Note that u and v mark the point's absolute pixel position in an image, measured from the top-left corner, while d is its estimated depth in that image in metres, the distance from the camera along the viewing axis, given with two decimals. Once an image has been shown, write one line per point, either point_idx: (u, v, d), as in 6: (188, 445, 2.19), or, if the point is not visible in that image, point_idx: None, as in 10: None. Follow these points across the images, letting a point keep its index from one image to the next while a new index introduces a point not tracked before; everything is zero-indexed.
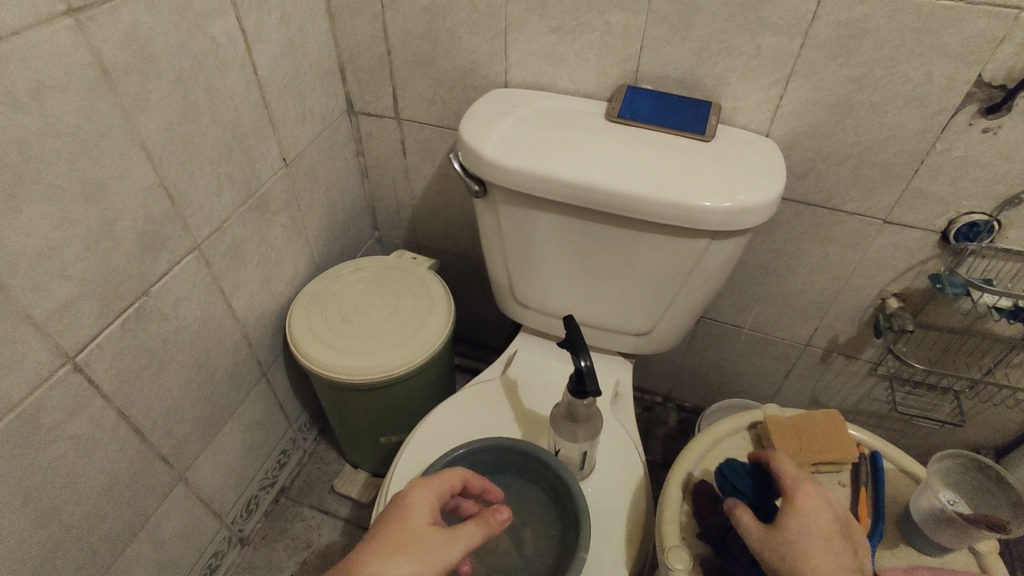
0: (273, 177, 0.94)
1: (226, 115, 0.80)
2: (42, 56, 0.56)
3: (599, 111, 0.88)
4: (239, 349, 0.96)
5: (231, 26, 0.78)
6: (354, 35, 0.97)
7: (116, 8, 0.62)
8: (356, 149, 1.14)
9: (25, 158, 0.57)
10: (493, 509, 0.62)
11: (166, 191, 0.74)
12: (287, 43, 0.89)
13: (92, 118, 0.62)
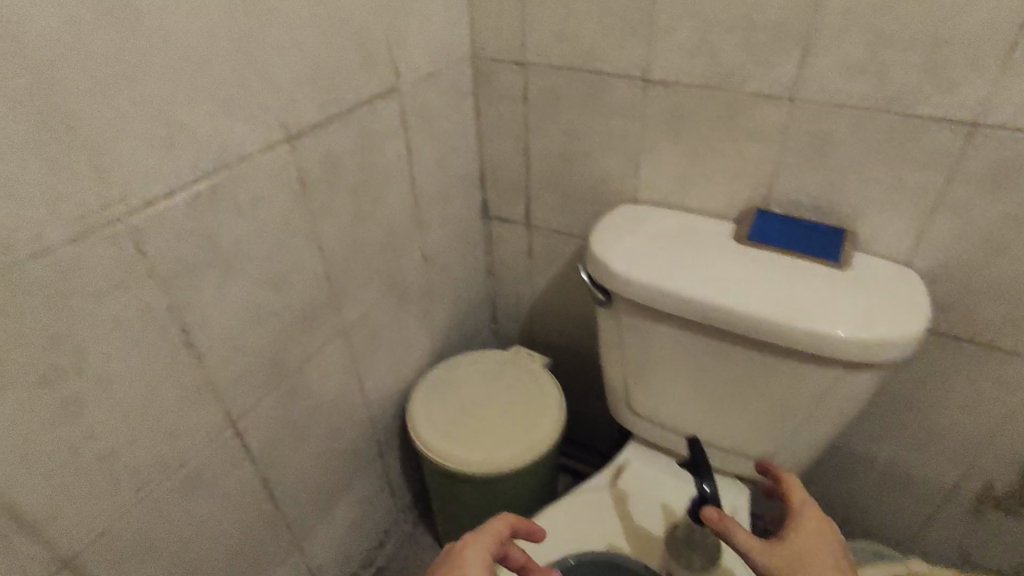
0: (414, 271, 1.03)
1: (387, 218, 0.92)
2: (263, 174, 0.69)
3: (727, 231, 0.90)
4: (363, 427, 1.03)
5: (401, 146, 0.90)
6: (498, 150, 1.08)
7: (321, 135, 0.75)
8: (485, 247, 1.23)
9: (235, 253, 0.68)
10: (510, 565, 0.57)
11: (331, 282, 0.84)
12: (442, 157, 1.01)
13: (288, 221, 0.74)
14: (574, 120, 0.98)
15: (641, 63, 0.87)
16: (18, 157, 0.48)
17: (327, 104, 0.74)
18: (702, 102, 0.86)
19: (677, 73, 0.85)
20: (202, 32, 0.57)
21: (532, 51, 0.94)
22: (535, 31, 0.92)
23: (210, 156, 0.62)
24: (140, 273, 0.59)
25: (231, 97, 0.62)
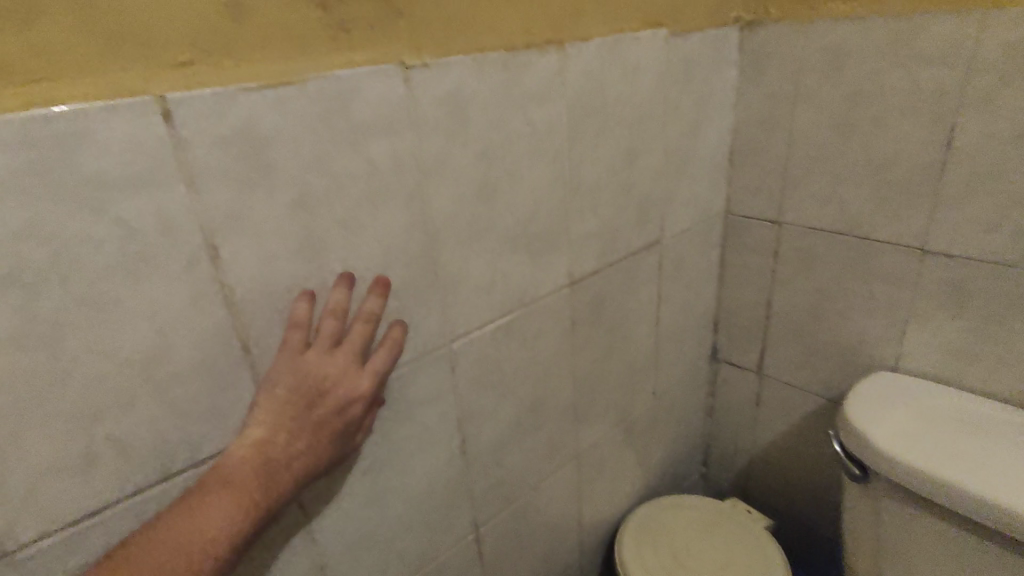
0: (645, 408, 1.02)
1: (633, 356, 0.95)
2: (542, 311, 0.77)
3: (950, 399, 0.83)
4: (574, 553, 1.01)
5: (653, 290, 0.93)
6: (738, 298, 1.07)
7: (596, 280, 0.83)
8: (708, 390, 1.18)
9: (506, 380, 0.76)
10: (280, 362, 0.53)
11: (576, 410, 0.89)
12: (686, 299, 1.02)
13: (553, 354, 0.81)
14: (728, 255, 1.05)
15: (774, 207, 0.95)
16: (397, 302, 0.61)
17: (610, 252, 0.83)
18: (832, 245, 0.91)
19: (811, 216, 0.92)
20: (535, 202, 0.70)
21: (726, 200, 1.01)
22: (741, 182, 0.98)
23: (515, 298, 0.73)
24: (450, 389, 0.70)
25: (538, 247, 0.73)
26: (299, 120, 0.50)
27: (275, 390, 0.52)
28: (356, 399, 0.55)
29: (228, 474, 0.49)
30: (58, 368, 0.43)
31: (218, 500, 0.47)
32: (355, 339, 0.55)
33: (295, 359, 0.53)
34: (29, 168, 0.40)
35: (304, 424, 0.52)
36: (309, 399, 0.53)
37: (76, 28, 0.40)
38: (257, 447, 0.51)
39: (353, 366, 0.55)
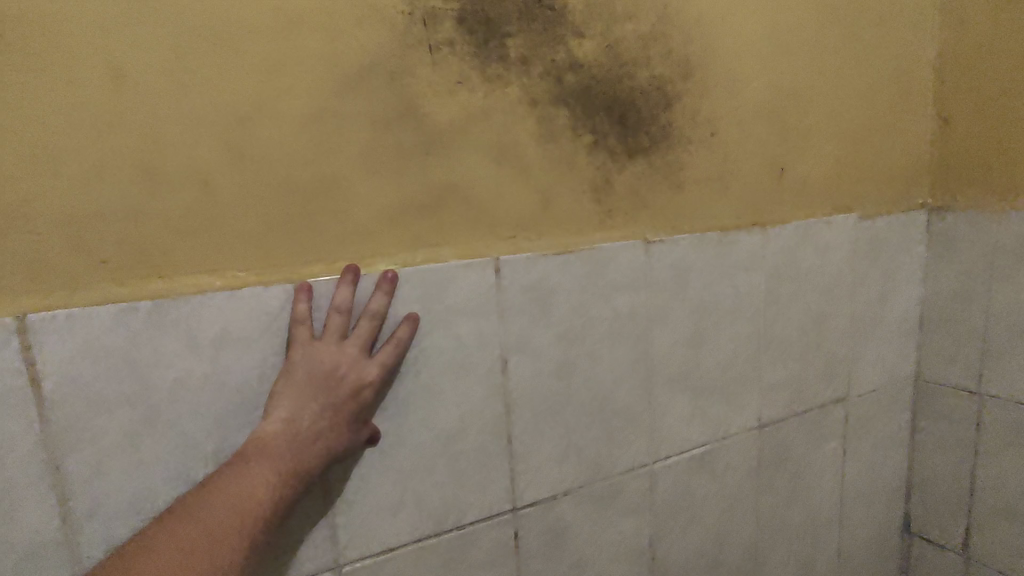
0: (827, 567, 1.00)
1: (815, 508, 0.96)
2: (733, 446, 0.85)
3: None
4: None
5: (839, 444, 0.96)
6: (934, 467, 1.04)
7: (784, 426, 0.90)
8: (900, 564, 1.11)
9: (696, 506, 0.84)
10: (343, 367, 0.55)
11: (757, 553, 0.91)
12: (874, 459, 1.02)
13: (740, 491, 0.87)
14: (920, 421, 1.05)
15: (973, 377, 0.96)
16: (617, 420, 0.75)
17: (798, 402, 0.90)
18: None
19: (1016, 390, 0.92)
20: (734, 350, 0.83)
21: (916, 365, 1.04)
22: (933, 350, 1.01)
23: (709, 431, 0.83)
24: (648, 505, 0.79)
25: (733, 389, 0.84)
26: (572, 277, 0.69)
27: (293, 377, 0.54)
28: (366, 385, 0.56)
29: (263, 446, 0.52)
30: (402, 434, 0.62)
31: (256, 468, 0.51)
32: (363, 331, 0.57)
33: (306, 349, 0.55)
34: (419, 300, 0.61)
35: (328, 410, 0.55)
36: (345, 392, 0.55)
37: (460, 215, 0.63)
38: (286, 425, 0.53)
39: (363, 357, 0.56)
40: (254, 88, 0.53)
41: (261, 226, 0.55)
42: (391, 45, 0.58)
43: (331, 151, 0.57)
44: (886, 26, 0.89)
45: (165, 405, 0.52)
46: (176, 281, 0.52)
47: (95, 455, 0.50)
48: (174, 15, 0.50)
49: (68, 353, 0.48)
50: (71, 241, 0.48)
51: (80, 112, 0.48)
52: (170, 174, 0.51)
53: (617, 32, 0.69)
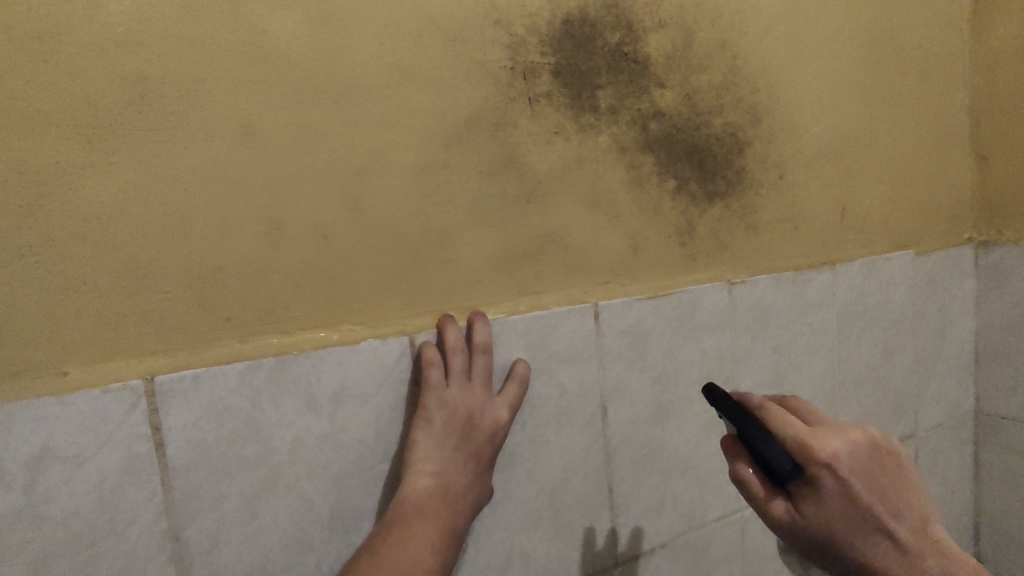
0: None
1: None
2: None
3: None
4: None
5: None
6: (1002, 502, 1.02)
7: None
8: None
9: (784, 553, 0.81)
10: (474, 410, 0.55)
11: None
12: (943, 496, 1.00)
13: None
14: (982, 454, 1.04)
15: None
16: (709, 466, 0.74)
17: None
18: None
19: None
20: (812, 389, 0.82)
21: (975, 399, 1.04)
22: (991, 383, 1.02)
23: None
24: (739, 554, 0.77)
25: None
26: (664, 320, 0.69)
27: (432, 425, 0.53)
28: (498, 427, 0.56)
29: (421, 505, 0.51)
30: (509, 488, 0.60)
31: (419, 529, 0.50)
32: (484, 370, 0.56)
33: (441, 395, 0.54)
34: (525, 348, 0.61)
35: (468, 459, 0.55)
36: (481, 437, 0.55)
37: (559, 261, 0.63)
38: (435, 479, 0.52)
39: (491, 400, 0.56)
40: (370, 143, 0.54)
41: (376, 277, 0.54)
42: (495, 98, 0.59)
43: (441, 202, 0.57)
44: (925, 71, 0.94)
45: (284, 467, 0.50)
46: (295, 336, 0.51)
47: (214, 523, 0.47)
48: (299, 74, 0.51)
49: (192, 415, 0.47)
50: (197, 298, 0.48)
51: (210, 169, 0.48)
52: (291, 228, 0.51)
53: (694, 83, 0.72)
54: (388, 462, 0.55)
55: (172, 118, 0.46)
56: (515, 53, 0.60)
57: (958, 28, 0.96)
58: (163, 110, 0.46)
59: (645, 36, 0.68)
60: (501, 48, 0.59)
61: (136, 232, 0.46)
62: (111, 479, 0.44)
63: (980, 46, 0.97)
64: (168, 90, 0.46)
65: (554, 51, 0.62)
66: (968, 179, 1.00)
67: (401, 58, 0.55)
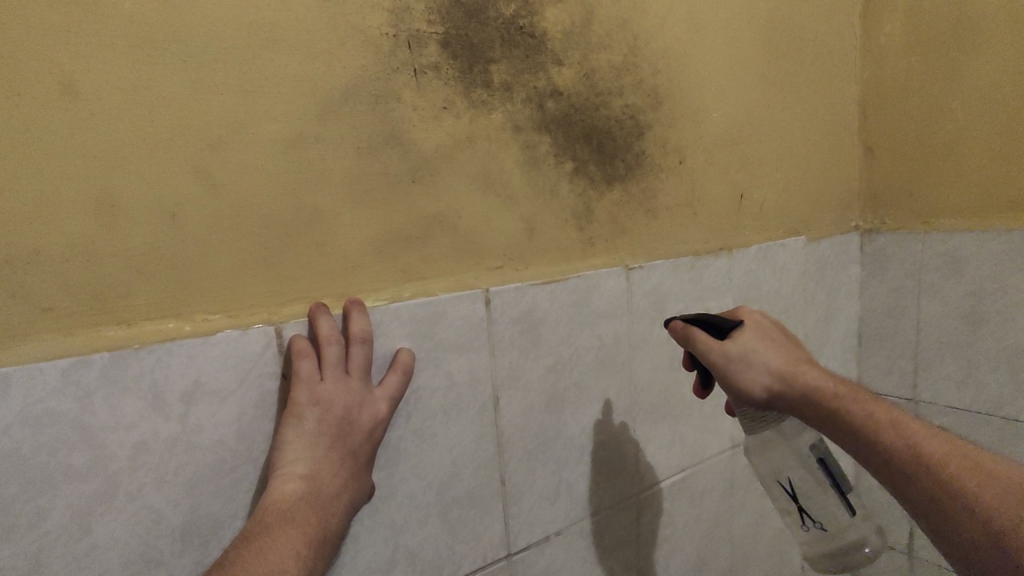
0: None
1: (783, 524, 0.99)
2: (710, 468, 0.86)
3: None
4: None
5: None
6: None
7: None
8: None
9: (679, 533, 0.83)
10: (351, 405, 0.50)
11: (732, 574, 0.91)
12: None
13: (719, 512, 0.88)
14: None
15: (909, 385, 1.05)
16: (606, 453, 0.74)
17: None
18: (977, 425, 0.97)
19: (949, 396, 1.00)
20: None
21: (858, 377, 1.12)
22: (872, 362, 1.09)
23: (688, 455, 0.83)
24: (635, 537, 0.78)
25: (709, 412, 0.85)
26: (560, 306, 0.68)
27: (302, 424, 0.48)
28: (379, 423, 0.52)
29: (287, 512, 0.45)
30: (393, 484, 0.57)
31: (283, 539, 0.43)
32: (363, 362, 0.52)
33: (312, 392, 0.49)
34: (408, 338, 0.57)
35: (346, 459, 0.50)
36: (360, 437, 0.51)
37: (448, 246, 0.60)
38: (306, 483, 0.47)
39: (370, 394, 0.52)
40: (227, 110, 0.48)
41: (236, 263, 0.49)
42: (376, 68, 0.54)
43: (312, 178, 0.52)
44: (820, 63, 0.97)
45: (123, 476, 0.45)
46: (137, 328, 0.46)
47: (34, 543, 0.42)
48: (135, 29, 0.44)
49: (2, 422, 0.40)
50: (3, 286, 0.41)
51: (19, 136, 0.41)
52: (126, 205, 0.44)
53: (594, 62, 0.70)
54: (254, 464, 0.50)
55: None
56: (398, 19, 0.55)
57: (851, 22, 1.00)
58: None
59: (542, 10, 0.65)
60: (382, 13, 0.54)
61: None
62: None
63: (871, 40, 1.01)
64: None
65: (443, 20, 0.58)
66: (856, 171, 1.05)
67: (262, 16, 0.49)
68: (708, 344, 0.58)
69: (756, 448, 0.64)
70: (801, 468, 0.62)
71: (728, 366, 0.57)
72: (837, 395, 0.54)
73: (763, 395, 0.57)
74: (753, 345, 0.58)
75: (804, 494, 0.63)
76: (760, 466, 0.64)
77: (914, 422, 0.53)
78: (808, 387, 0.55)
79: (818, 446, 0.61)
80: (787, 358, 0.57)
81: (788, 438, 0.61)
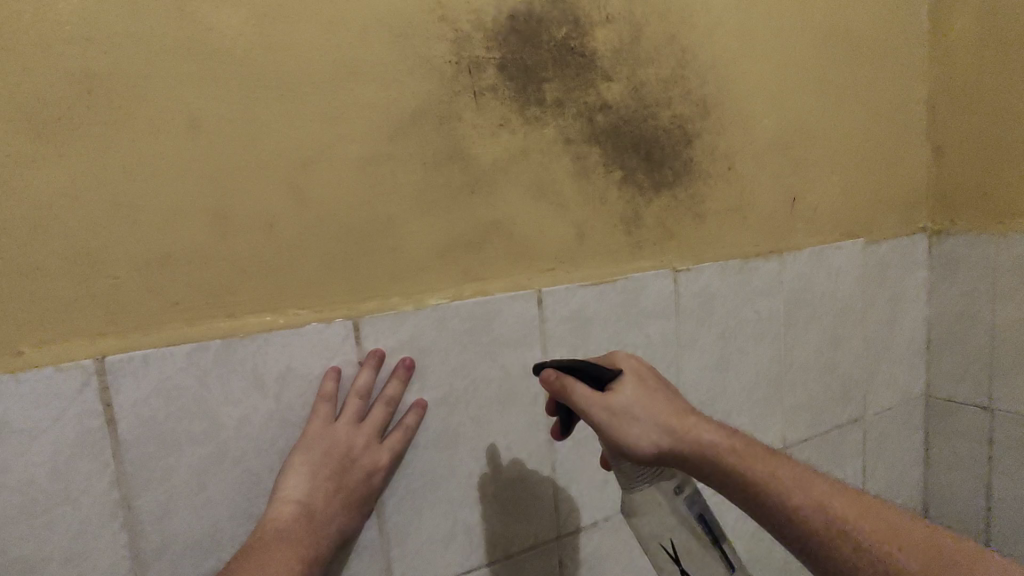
0: None
1: None
2: None
3: None
4: None
5: (857, 462, 1.00)
6: (949, 484, 1.08)
7: (806, 447, 0.93)
8: None
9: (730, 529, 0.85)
10: (354, 450, 0.56)
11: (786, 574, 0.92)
12: (891, 476, 1.05)
13: None
14: (932, 438, 1.09)
15: (981, 393, 1.01)
16: None
17: (818, 422, 0.94)
18: None
19: None
20: (757, 373, 0.86)
21: (926, 383, 1.08)
22: (941, 368, 1.06)
23: None
24: None
25: (759, 411, 0.87)
26: (608, 306, 0.72)
27: (309, 454, 0.54)
28: (377, 470, 0.57)
29: (283, 532, 0.51)
30: (453, 463, 0.64)
31: (277, 554, 0.50)
32: (378, 418, 0.58)
33: (325, 429, 0.56)
34: (468, 332, 0.64)
35: (338, 494, 0.55)
36: (358, 476, 0.56)
37: (503, 250, 0.66)
38: (301, 506, 0.53)
39: (375, 442, 0.58)
40: (316, 134, 0.56)
41: (321, 265, 0.57)
42: (440, 93, 0.61)
43: (385, 191, 0.60)
44: (882, 64, 0.96)
45: (231, 442, 0.53)
46: (243, 319, 0.54)
47: (163, 494, 0.51)
48: (245, 70, 0.53)
49: (142, 393, 0.50)
50: (144, 282, 0.50)
51: (157, 162, 0.50)
52: (237, 216, 0.53)
53: (642, 75, 0.74)
54: None
55: (119, 111, 0.49)
56: (460, 48, 0.62)
57: (915, 21, 0.99)
58: (111, 106, 0.49)
59: (592, 31, 0.70)
60: (446, 43, 0.61)
61: (82, 222, 0.48)
62: (62, 451, 0.47)
63: (937, 38, 0.99)
64: (117, 85, 0.49)
65: (500, 46, 0.64)
66: (923, 172, 1.03)
67: (345, 53, 0.57)
68: (588, 398, 0.55)
69: (635, 511, 0.59)
70: (681, 527, 0.58)
71: (612, 423, 0.54)
72: (726, 445, 0.53)
73: (650, 451, 0.53)
74: (635, 397, 0.55)
75: (684, 552, 0.58)
76: (641, 530, 0.59)
77: (811, 475, 0.53)
78: (693, 440, 0.53)
79: (695, 501, 0.58)
80: (669, 411, 0.55)
81: (668, 493, 0.57)
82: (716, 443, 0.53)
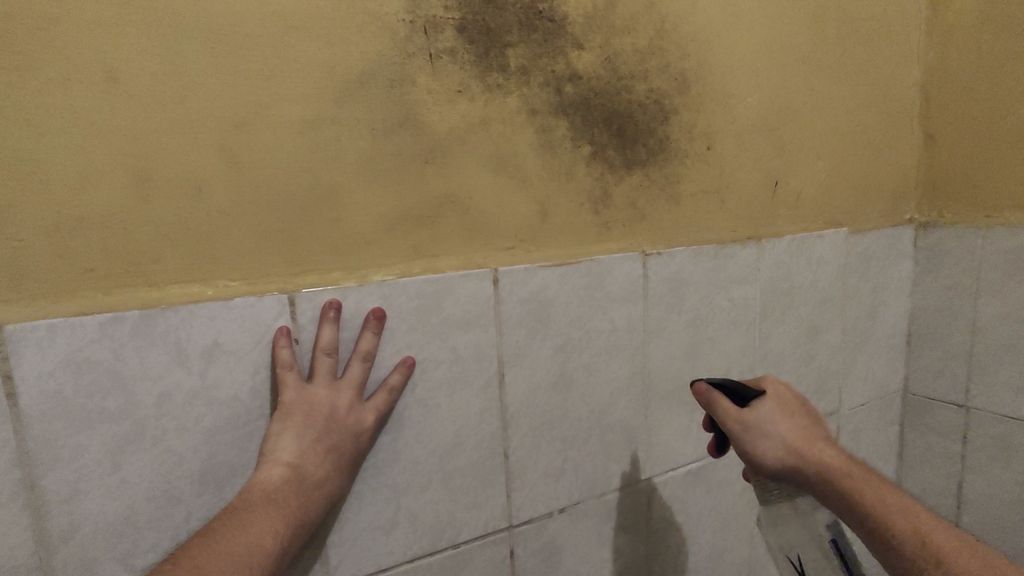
0: None
1: None
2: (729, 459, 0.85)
3: None
4: None
5: None
6: (922, 481, 1.06)
7: None
8: None
9: (692, 523, 0.83)
10: (341, 410, 0.54)
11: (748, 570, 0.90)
12: None
13: (737, 504, 0.87)
14: (908, 434, 1.07)
15: (959, 390, 0.98)
16: (615, 438, 0.74)
17: None
18: None
19: (1002, 403, 0.93)
20: (729, 364, 0.83)
21: (905, 379, 1.06)
22: (920, 364, 1.03)
23: (706, 446, 0.82)
24: (643, 522, 0.78)
25: None
26: (570, 289, 0.69)
27: (291, 419, 0.53)
28: (364, 431, 0.56)
29: (272, 494, 0.50)
30: (395, 449, 0.61)
31: (263, 516, 0.49)
32: (355, 375, 0.56)
33: (298, 394, 0.53)
34: (415, 312, 0.60)
35: (331, 455, 0.54)
36: (345, 434, 0.55)
37: (457, 225, 0.62)
38: (289, 470, 0.52)
39: (357, 402, 0.56)
40: (251, 92, 0.52)
41: (254, 234, 0.53)
42: (392, 53, 0.57)
43: (327, 158, 0.55)
44: (876, 44, 0.91)
45: (150, 420, 0.50)
46: (166, 289, 0.51)
47: (73, 473, 0.48)
48: (169, 19, 0.48)
49: (48, 364, 0.46)
50: (51, 246, 0.47)
51: (66, 114, 0.46)
52: (158, 178, 0.49)
53: (617, 45, 0.69)
54: (265, 419, 0.55)
55: (22, 58, 0.45)
56: (415, 5, 0.57)
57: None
58: (13, 50, 0.44)
59: None
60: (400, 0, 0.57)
61: None
62: None
63: (937, 18, 0.94)
64: (19, 28, 0.44)
65: (459, 5, 0.60)
66: (913, 160, 0.99)
67: (285, 5, 0.52)
68: (727, 410, 0.60)
69: (769, 521, 0.64)
70: (813, 547, 0.62)
71: (744, 435, 0.59)
72: (842, 470, 0.55)
73: (775, 466, 0.58)
74: (774, 417, 0.60)
75: (813, 573, 0.63)
76: (773, 540, 0.64)
77: (925, 513, 0.52)
78: (817, 463, 0.56)
79: (833, 525, 0.61)
80: (802, 436, 0.58)
81: (802, 511, 0.62)
82: (835, 466, 0.55)
